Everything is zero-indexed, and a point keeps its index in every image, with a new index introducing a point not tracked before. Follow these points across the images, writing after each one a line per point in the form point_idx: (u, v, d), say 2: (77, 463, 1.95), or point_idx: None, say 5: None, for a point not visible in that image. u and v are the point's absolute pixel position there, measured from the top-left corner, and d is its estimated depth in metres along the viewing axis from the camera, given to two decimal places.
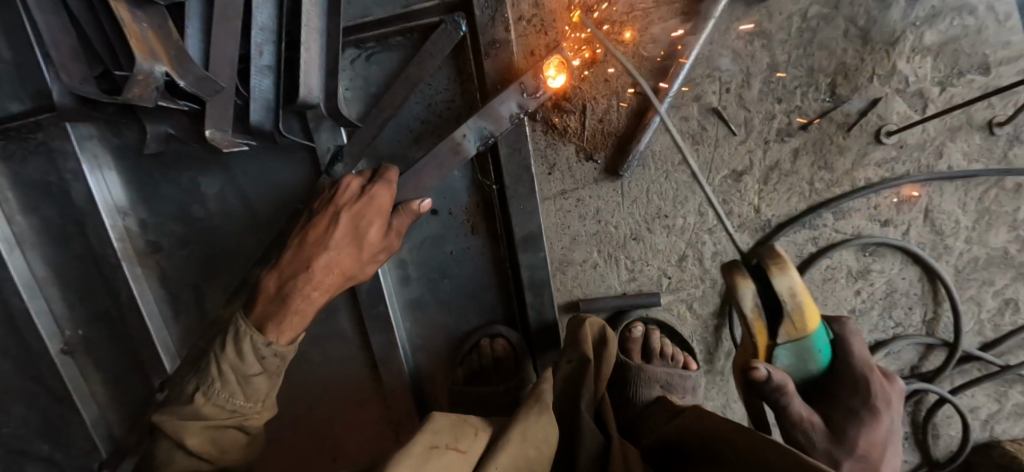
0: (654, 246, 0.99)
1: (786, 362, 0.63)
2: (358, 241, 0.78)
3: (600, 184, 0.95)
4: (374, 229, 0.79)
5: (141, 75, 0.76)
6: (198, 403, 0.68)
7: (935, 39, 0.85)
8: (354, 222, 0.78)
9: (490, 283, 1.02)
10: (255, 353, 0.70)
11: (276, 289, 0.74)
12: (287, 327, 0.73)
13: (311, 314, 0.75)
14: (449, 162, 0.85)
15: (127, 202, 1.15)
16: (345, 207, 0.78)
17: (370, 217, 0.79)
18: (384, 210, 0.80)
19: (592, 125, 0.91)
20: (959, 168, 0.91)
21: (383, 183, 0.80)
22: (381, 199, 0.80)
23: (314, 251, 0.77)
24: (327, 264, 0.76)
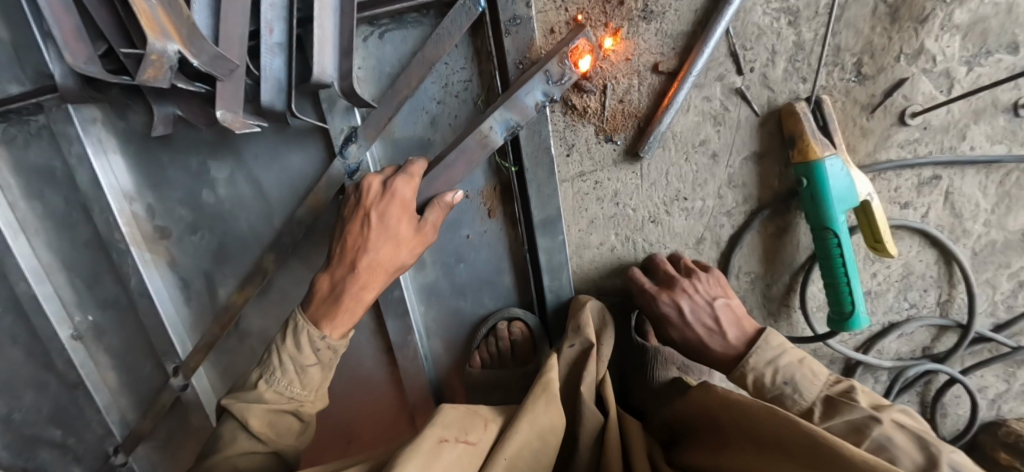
0: (672, 229, 0.99)
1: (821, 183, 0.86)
2: (391, 240, 0.76)
3: (619, 167, 0.94)
4: (403, 227, 0.77)
5: (154, 55, 0.74)
6: (260, 389, 0.73)
7: (966, 17, 0.82)
8: (381, 220, 0.76)
9: (507, 268, 1.02)
10: (310, 345, 0.75)
11: (328, 289, 0.77)
12: (341, 323, 0.76)
13: (361, 310, 0.77)
14: (476, 155, 0.80)
15: (133, 187, 1.13)
16: (372, 206, 0.76)
17: (395, 215, 0.76)
18: (411, 204, 0.77)
19: (613, 106, 0.89)
20: (981, 150, 0.90)
21: (405, 178, 0.77)
22: (404, 194, 0.77)
23: (351, 254, 0.77)
24: (365, 263, 0.76)
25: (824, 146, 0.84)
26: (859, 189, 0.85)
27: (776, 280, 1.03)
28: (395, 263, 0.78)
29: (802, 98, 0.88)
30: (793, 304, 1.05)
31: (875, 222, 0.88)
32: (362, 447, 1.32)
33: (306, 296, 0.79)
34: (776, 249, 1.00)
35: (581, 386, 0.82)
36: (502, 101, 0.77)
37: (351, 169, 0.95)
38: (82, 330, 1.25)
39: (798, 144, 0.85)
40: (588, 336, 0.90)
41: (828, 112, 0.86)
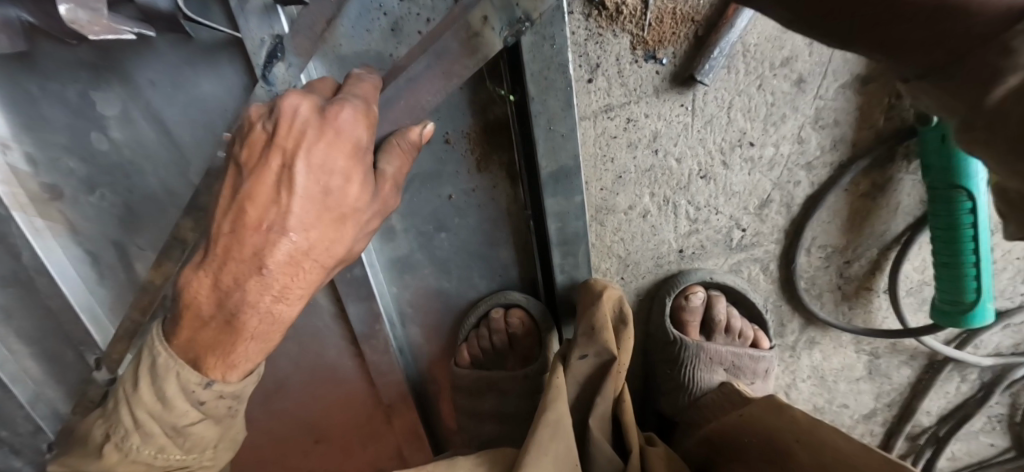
0: (729, 187, 0.72)
1: None
2: (335, 212, 0.45)
3: (662, 98, 0.66)
4: (354, 192, 0.45)
5: None
6: (114, 460, 0.48)
7: None
8: (318, 180, 0.43)
9: (503, 239, 0.76)
10: (188, 395, 0.46)
11: (212, 311, 0.45)
12: (241, 358, 0.47)
13: (277, 335, 0.48)
14: (458, 64, 0.53)
15: (8, 132, 0.82)
16: (298, 153, 0.42)
17: (343, 170, 0.44)
18: (366, 151, 0.45)
19: (659, 4, 0.59)
20: None
21: (354, 108, 0.44)
22: (357, 134, 0.44)
23: (256, 241, 0.43)
24: (289, 254, 0.44)
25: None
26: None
27: (859, 255, 0.78)
28: (343, 253, 0.47)
29: None
30: (875, 285, 0.81)
31: None
32: (331, 449, 1.11)
33: (171, 305, 0.48)
34: (863, 215, 0.75)
35: (591, 420, 0.63)
36: None
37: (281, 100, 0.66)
38: None
39: None
40: (608, 344, 0.67)
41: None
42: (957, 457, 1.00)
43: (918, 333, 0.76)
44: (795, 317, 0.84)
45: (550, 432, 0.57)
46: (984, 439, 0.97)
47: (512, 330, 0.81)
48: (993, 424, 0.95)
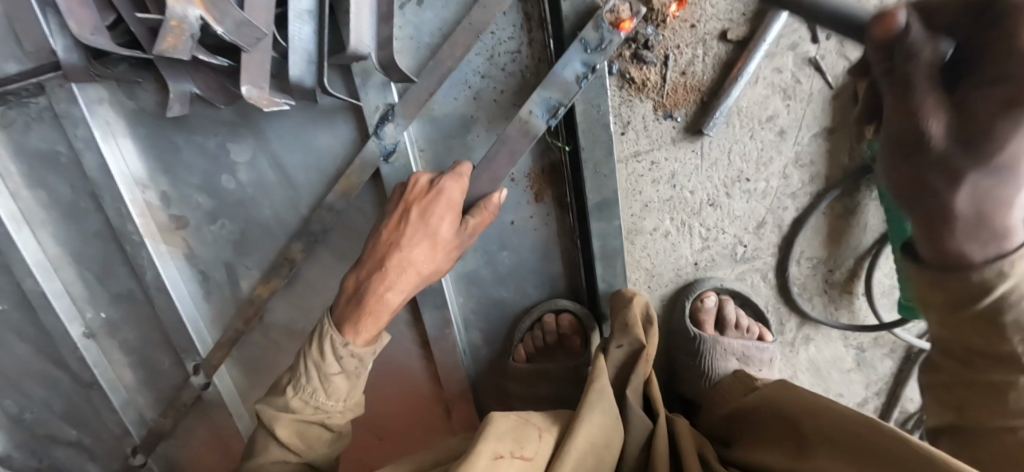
0: (732, 212, 0.92)
1: None
2: (430, 237, 0.73)
3: (678, 145, 0.87)
4: (446, 227, 0.73)
5: (174, 20, 0.67)
6: (288, 396, 0.70)
7: None
8: (424, 216, 0.72)
9: (554, 255, 0.95)
10: (333, 353, 0.69)
11: (355, 287, 0.72)
12: (367, 328, 0.71)
13: (387, 316, 0.72)
14: (519, 144, 0.78)
15: (145, 173, 1.04)
16: (420, 203, 0.73)
17: (440, 213, 0.73)
18: (455, 204, 0.74)
19: (674, 79, 0.82)
20: None
21: (454, 178, 0.74)
22: (451, 193, 0.74)
23: (388, 249, 0.73)
24: (402, 262, 0.72)
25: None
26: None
27: (839, 265, 0.97)
28: (432, 267, 0.74)
29: None
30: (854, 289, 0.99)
31: None
32: (393, 444, 1.26)
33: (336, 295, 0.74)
34: (840, 232, 0.94)
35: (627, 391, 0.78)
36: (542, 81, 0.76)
37: (387, 150, 0.88)
38: (95, 329, 1.20)
39: None
40: (637, 336, 0.83)
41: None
42: None
43: (895, 324, 0.95)
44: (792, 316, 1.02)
45: (596, 394, 0.71)
46: None
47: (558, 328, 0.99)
48: None
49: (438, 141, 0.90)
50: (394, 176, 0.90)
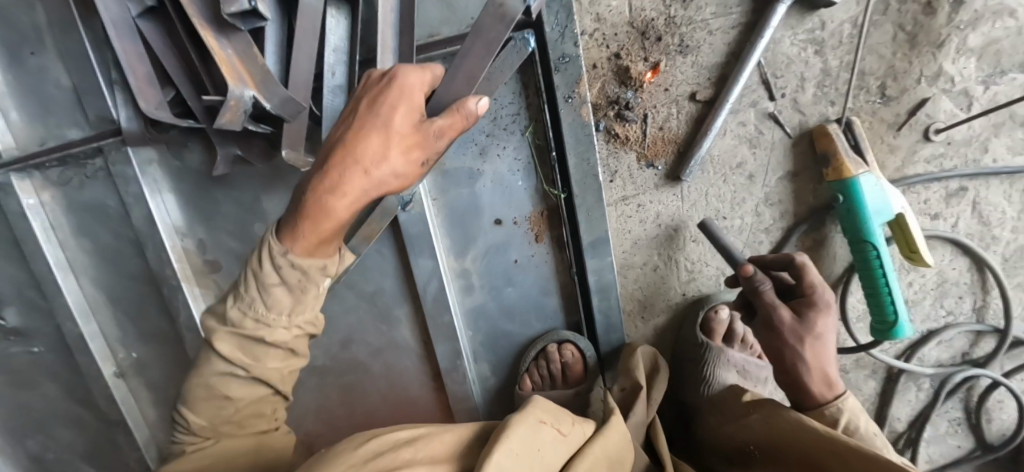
0: (713, 247, 1.02)
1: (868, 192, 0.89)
2: (376, 131, 0.55)
3: (661, 190, 0.99)
4: (399, 119, 0.56)
5: (233, 100, 0.80)
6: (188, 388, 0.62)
7: (979, 41, 0.90)
8: (369, 106, 0.57)
9: (554, 290, 1.06)
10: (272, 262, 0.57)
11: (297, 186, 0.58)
12: (324, 231, 0.56)
13: (330, 226, 0.55)
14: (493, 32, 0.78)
15: (185, 222, 1.17)
16: (385, 94, 0.57)
17: (389, 102, 0.56)
18: (417, 91, 0.58)
19: (652, 133, 0.95)
20: (1003, 162, 0.95)
21: (414, 65, 0.59)
22: (409, 80, 0.58)
23: (329, 163, 0.55)
24: (353, 153, 0.55)
25: (857, 163, 0.89)
26: (894, 202, 0.90)
27: None
28: (382, 173, 0.55)
29: (832, 120, 0.94)
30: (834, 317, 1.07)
31: (909, 236, 0.92)
32: None
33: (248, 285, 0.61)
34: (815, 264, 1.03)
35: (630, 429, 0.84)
36: None
37: (404, 200, 0.99)
38: (125, 369, 1.30)
39: (833, 163, 0.91)
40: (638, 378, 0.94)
41: (858, 132, 0.92)
42: (933, 460, 1.16)
43: (868, 344, 1.01)
44: None
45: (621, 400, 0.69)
46: (949, 441, 1.14)
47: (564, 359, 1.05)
48: (953, 427, 1.13)
49: (450, 190, 1.02)
50: (410, 223, 1.01)
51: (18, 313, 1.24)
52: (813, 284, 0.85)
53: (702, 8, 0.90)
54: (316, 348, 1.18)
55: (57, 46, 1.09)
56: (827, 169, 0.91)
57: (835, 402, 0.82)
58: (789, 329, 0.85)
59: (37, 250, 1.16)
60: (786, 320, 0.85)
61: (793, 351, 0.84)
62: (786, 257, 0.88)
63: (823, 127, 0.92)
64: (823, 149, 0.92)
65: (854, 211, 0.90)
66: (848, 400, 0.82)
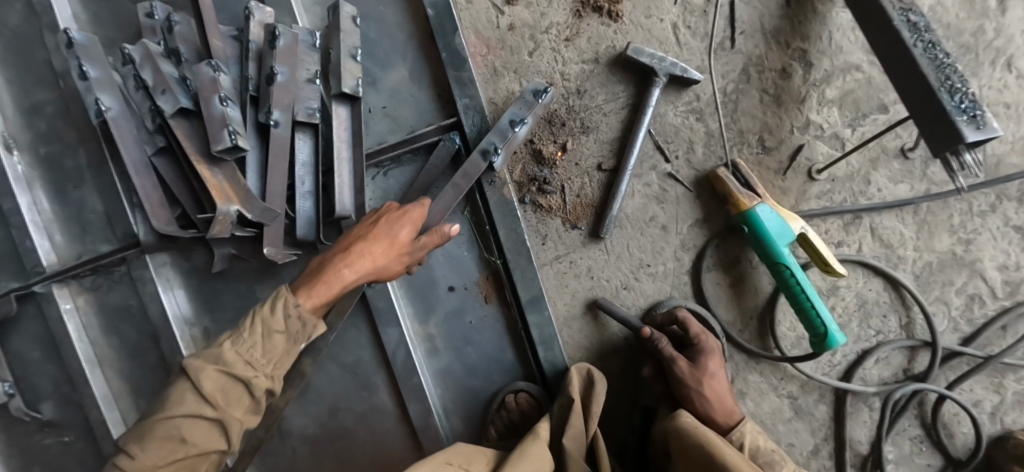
0: (644, 293, 1.13)
1: (769, 219, 1.00)
2: (391, 240, 0.86)
3: (588, 247, 1.13)
4: (402, 233, 0.87)
5: (221, 215, 1.01)
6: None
7: (835, 93, 1.05)
8: (388, 222, 0.87)
9: (507, 344, 1.18)
10: (283, 311, 0.76)
11: (315, 291, 0.81)
12: (342, 273, 0.82)
13: (338, 285, 0.81)
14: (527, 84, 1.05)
15: (193, 313, 1.32)
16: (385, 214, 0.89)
17: (399, 236, 0.86)
18: (417, 221, 0.89)
19: (572, 200, 1.11)
20: (887, 190, 1.06)
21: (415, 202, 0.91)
22: (399, 238, 0.86)
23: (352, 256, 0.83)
24: (360, 252, 0.83)
25: (751, 197, 1.02)
26: (792, 225, 1.01)
27: (747, 326, 1.12)
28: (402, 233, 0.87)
29: (723, 164, 1.07)
30: (769, 345, 1.12)
31: (819, 251, 1.02)
32: None
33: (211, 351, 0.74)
34: (740, 293, 1.12)
35: (563, 440, 0.95)
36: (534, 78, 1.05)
37: None
38: None
39: (731, 200, 1.03)
40: (569, 396, 1.02)
41: (745, 171, 1.04)
42: None
43: (797, 359, 1.06)
44: (735, 378, 1.12)
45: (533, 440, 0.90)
46: (920, 462, 1.11)
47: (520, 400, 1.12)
48: (918, 446, 1.11)
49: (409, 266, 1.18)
50: (376, 297, 1.16)
51: (55, 407, 1.45)
52: (697, 331, 1.03)
53: (595, 96, 1.09)
54: (305, 417, 1.28)
55: (95, 181, 1.35)
56: (728, 205, 1.04)
57: (739, 426, 0.95)
58: (690, 376, 1.00)
59: (71, 349, 1.36)
60: (684, 369, 1.00)
61: (696, 391, 0.99)
62: (669, 316, 1.07)
63: (717, 171, 1.05)
64: (722, 188, 1.05)
65: (760, 238, 1.01)
66: (748, 424, 0.96)
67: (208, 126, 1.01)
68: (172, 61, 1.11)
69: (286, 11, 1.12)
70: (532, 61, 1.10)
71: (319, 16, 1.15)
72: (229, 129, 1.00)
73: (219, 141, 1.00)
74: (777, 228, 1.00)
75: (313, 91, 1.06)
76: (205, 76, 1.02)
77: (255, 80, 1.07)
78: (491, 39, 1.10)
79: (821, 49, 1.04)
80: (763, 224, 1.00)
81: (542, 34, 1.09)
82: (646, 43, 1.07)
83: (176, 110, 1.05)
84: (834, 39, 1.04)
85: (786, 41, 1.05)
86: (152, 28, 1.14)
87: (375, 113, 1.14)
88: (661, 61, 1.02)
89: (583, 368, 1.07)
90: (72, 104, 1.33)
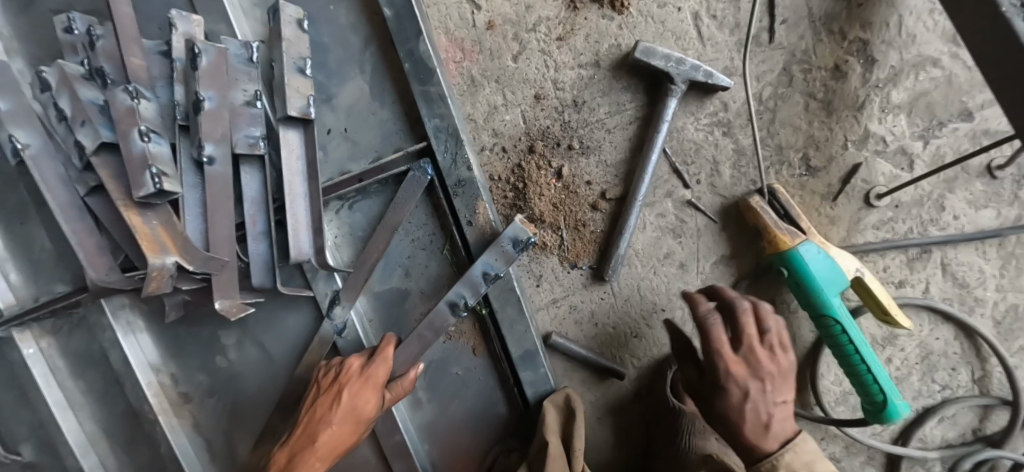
0: (658, 341, 0.96)
1: (818, 262, 0.79)
2: (355, 417, 0.80)
3: (590, 289, 0.95)
4: (367, 404, 0.81)
5: (154, 270, 0.85)
6: None
7: (904, 95, 0.82)
8: (352, 398, 0.80)
9: (499, 399, 1.03)
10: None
11: (284, 461, 0.78)
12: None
13: None
14: (507, 253, 0.86)
15: (159, 357, 1.20)
16: (347, 384, 0.80)
17: (366, 398, 0.81)
18: (381, 383, 0.82)
19: (570, 235, 0.93)
20: (966, 217, 0.84)
21: (380, 361, 0.83)
22: (365, 409, 0.81)
23: (315, 428, 0.79)
24: (328, 443, 0.78)
25: (793, 233, 0.81)
26: (845, 268, 0.80)
27: None
28: (370, 410, 0.81)
29: (755, 190, 0.87)
30: (809, 402, 0.95)
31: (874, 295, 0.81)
32: None
33: None
34: None
35: None
36: (488, 248, 0.87)
37: (338, 327, 1.00)
38: None
39: (767, 236, 0.83)
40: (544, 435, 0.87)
41: (785, 201, 0.84)
42: None
43: (843, 423, 0.88)
44: None
45: None
46: None
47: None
48: None
49: (383, 311, 1.02)
50: (348, 348, 1.01)
51: (34, 448, 1.32)
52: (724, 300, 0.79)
53: (596, 108, 0.88)
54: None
55: (41, 218, 1.19)
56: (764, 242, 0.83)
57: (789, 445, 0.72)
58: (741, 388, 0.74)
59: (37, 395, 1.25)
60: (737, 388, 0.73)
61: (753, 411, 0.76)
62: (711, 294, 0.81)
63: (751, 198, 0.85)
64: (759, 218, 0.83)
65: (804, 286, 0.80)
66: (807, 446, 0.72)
67: (128, 167, 0.84)
68: (95, 83, 0.92)
69: (221, 16, 0.92)
70: (517, 67, 0.89)
71: (261, 21, 0.96)
72: (151, 171, 0.83)
73: (142, 185, 0.84)
74: (826, 270, 0.79)
75: (253, 116, 0.89)
76: (121, 104, 0.84)
77: (184, 105, 0.89)
78: (466, 41, 0.90)
79: (888, 39, 0.81)
80: (810, 268, 0.79)
81: (528, 33, 0.88)
82: (659, 39, 0.85)
83: (97, 145, 0.88)
84: (905, 26, 0.81)
85: (842, 30, 0.82)
86: (72, 44, 0.95)
87: (333, 136, 0.95)
88: (679, 64, 0.81)
89: (559, 395, 0.92)
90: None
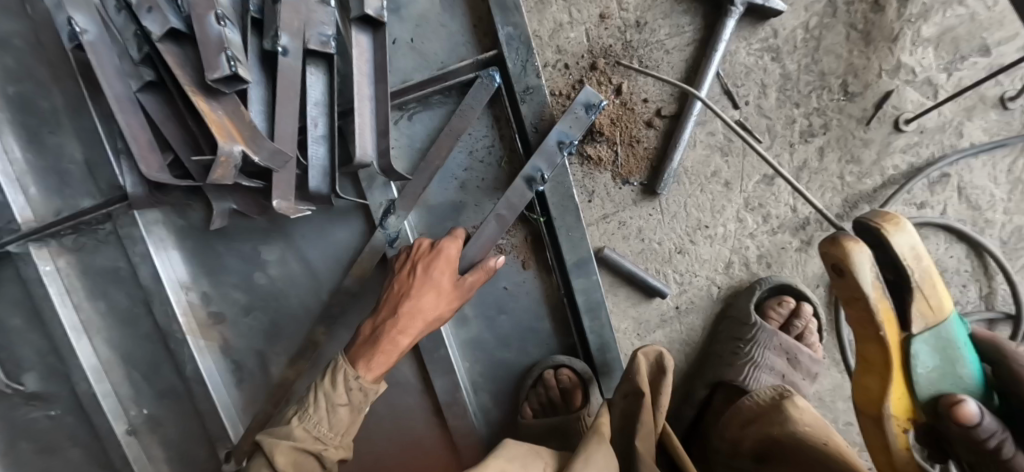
0: (700, 257, 1.02)
1: (928, 362, 0.54)
2: (433, 288, 0.85)
3: (640, 205, 1.00)
4: (442, 276, 0.87)
5: (223, 156, 0.85)
6: None
7: (933, 30, 0.92)
8: (425, 268, 0.87)
9: (545, 313, 1.06)
10: (344, 384, 0.80)
11: (369, 331, 0.85)
12: (390, 343, 0.82)
13: (395, 354, 0.83)
14: (580, 120, 0.91)
15: (191, 277, 1.11)
16: (420, 258, 0.88)
17: (440, 271, 0.87)
18: (453, 260, 0.89)
19: (624, 151, 0.98)
20: (982, 144, 0.94)
21: (449, 238, 0.90)
22: (439, 280, 0.86)
23: (395, 299, 0.86)
24: (411, 311, 0.84)
25: None
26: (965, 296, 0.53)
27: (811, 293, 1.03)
28: (447, 283, 0.87)
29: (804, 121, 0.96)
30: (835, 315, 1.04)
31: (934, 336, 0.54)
32: None
33: None
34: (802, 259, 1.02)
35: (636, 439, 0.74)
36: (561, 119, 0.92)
37: (391, 237, 1.02)
38: (137, 428, 1.15)
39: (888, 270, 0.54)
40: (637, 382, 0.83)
41: None
42: None
43: None
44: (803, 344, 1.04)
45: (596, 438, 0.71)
46: None
47: (976, 409, 0.50)
48: None
49: (435, 225, 1.04)
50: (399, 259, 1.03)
51: (38, 378, 1.12)
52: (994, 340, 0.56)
53: (656, 30, 0.95)
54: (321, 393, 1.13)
55: (73, 123, 1.00)
56: (920, 306, 0.53)
57: None
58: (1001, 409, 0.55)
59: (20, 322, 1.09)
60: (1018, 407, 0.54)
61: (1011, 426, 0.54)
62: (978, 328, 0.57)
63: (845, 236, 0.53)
64: (896, 251, 0.52)
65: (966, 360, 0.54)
66: None
67: (202, 50, 0.84)
68: None
69: None
70: None
71: None
72: (227, 54, 0.83)
73: (216, 69, 0.84)
74: (938, 384, 0.54)
75: (326, 14, 0.91)
76: None
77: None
78: None
79: None
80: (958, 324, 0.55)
81: None
82: None
83: (165, 33, 0.85)
84: None
85: None
86: None
87: (398, 45, 0.97)
88: None
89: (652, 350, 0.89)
90: (44, 22, 0.96)
